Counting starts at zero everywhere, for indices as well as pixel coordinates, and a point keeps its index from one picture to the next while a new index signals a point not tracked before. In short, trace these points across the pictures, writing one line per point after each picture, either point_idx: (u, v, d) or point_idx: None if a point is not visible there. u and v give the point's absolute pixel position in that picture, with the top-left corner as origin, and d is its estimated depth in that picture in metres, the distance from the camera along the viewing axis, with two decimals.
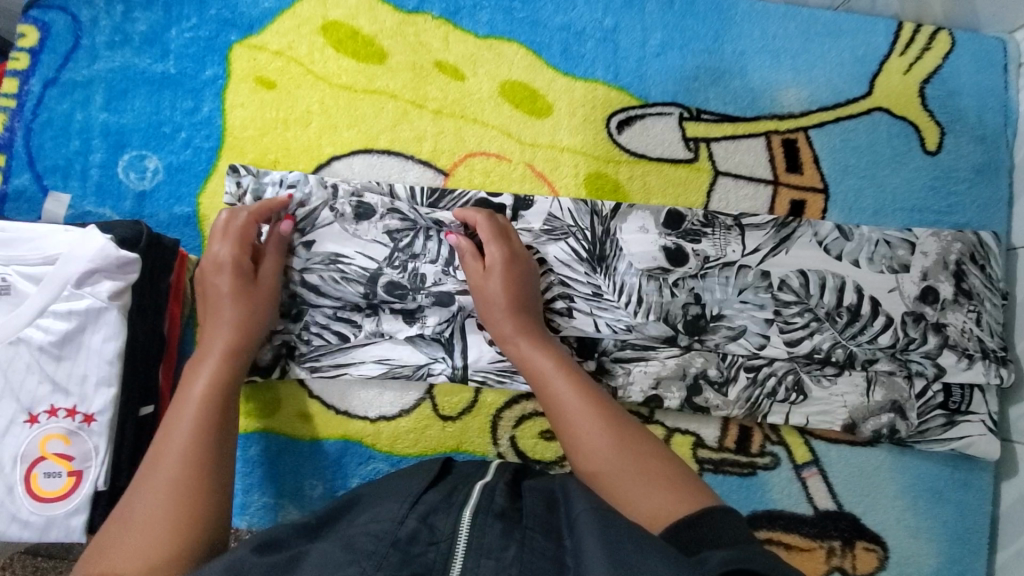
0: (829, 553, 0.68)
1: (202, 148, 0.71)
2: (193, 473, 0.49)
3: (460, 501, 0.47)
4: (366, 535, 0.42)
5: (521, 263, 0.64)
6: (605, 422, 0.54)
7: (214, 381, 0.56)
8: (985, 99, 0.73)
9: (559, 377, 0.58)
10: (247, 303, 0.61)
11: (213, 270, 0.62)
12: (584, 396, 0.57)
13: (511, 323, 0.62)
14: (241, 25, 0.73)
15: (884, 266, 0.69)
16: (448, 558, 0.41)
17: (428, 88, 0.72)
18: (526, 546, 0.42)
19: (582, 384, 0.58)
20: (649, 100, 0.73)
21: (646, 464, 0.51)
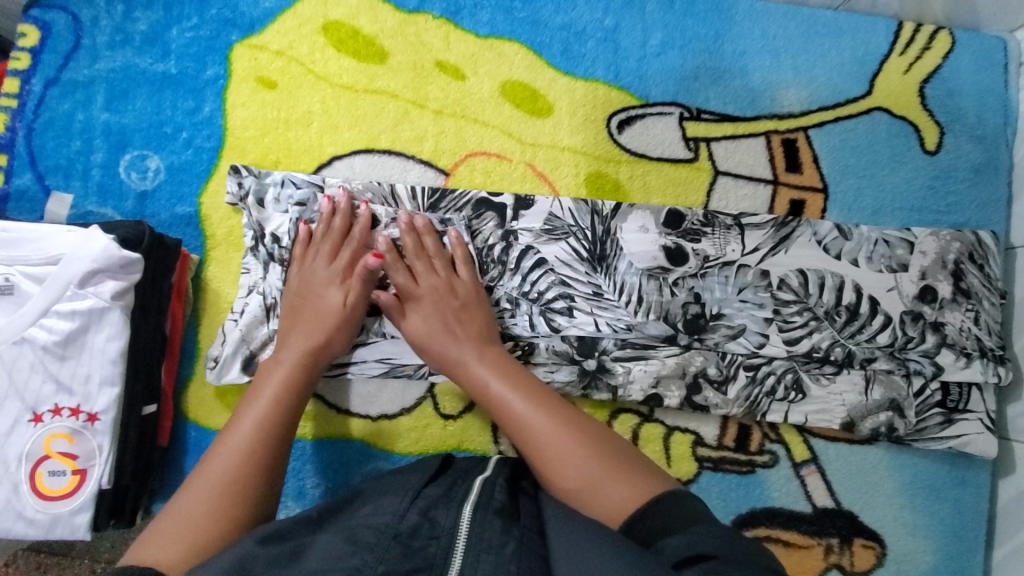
0: (827, 550, 0.68)
1: (203, 148, 0.71)
2: (236, 464, 0.52)
3: (460, 496, 0.47)
4: (367, 530, 0.43)
5: (460, 284, 0.66)
6: (555, 423, 0.55)
7: (282, 385, 0.58)
8: (984, 98, 0.74)
9: (513, 386, 0.59)
10: (337, 323, 0.63)
11: (324, 283, 0.64)
12: (533, 402, 0.57)
13: (455, 338, 0.63)
14: (242, 24, 0.73)
15: (882, 265, 0.70)
16: (448, 554, 0.42)
17: (429, 88, 0.72)
18: (525, 544, 0.43)
19: (538, 390, 0.59)
20: (650, 99, 0.73)
21: (604, 457, 0.52)
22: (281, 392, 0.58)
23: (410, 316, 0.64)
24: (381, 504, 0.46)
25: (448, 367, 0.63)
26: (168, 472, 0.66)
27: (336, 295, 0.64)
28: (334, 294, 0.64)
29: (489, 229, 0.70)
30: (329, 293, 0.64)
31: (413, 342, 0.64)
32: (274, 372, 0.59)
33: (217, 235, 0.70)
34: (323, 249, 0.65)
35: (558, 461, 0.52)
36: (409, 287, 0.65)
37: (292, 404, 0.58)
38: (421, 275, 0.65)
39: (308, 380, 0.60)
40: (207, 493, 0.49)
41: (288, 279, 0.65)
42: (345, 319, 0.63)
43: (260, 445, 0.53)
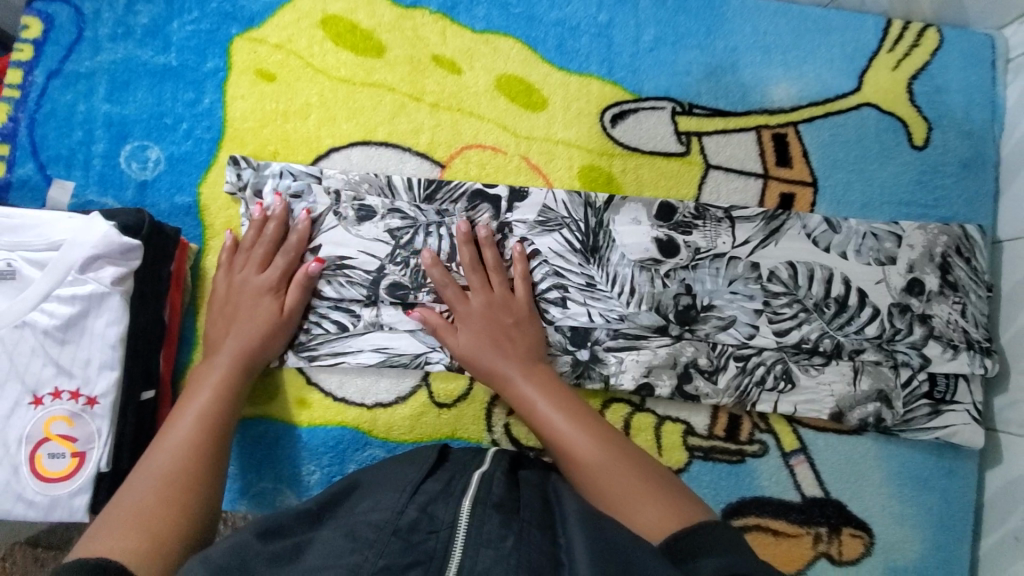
0: (815, 539, 0.69)
1: (203, 139, 0.72)
2: (184, 460, 0.54)
3: (457, 493, 0.49)
4: (367, 525, 0.44)
5: (515, 303, 0.68)
6: (596, 441, 0.57)
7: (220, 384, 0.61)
8: (972, 94, 0.75)
9: (563, 405, 0.61)
10: (269, 326, 0.65)
11: (250, 291, 0.66)
12: (576, 420, 0.60)
13: (507, 356, 0.65)
14: (242, 18, 0.74)
15: (871, 258, 0.71)
16: (446, 544, 0.43)
17: (426, 81, 0.74)
18: (522, 533, 0.44)
19: (585, 412, 0.61)
20: (643, 94, 0.75)
21: (649, 481, 0.54)
22: (218, 392, 0.60)
23: (458, 331, 0.66)
24: (379, 501, 0.48)
25: (496, 381, 0.65)
26: None
27: (273, 301, 0.66)
28: (269, 300, 0.66)
29: (484, 221, 0.70)
30: (264, 300, 0.65)
31: (459, 356, 0.66)
32: (207, 373, 0.62)
33: (215, 225, 0.71)
34: (251, 258, 0.67)
35: (604, 481, 0.54)
36: (466, 302, 0.67)
37: (231, 402, 0.61)
38: (476, 291, 0.67)
39: (244, 382, 0.63)
40: (155, 487, 0.51)
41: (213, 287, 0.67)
42: (275, 324, 0.65)
43: (202, 442, 0.56)
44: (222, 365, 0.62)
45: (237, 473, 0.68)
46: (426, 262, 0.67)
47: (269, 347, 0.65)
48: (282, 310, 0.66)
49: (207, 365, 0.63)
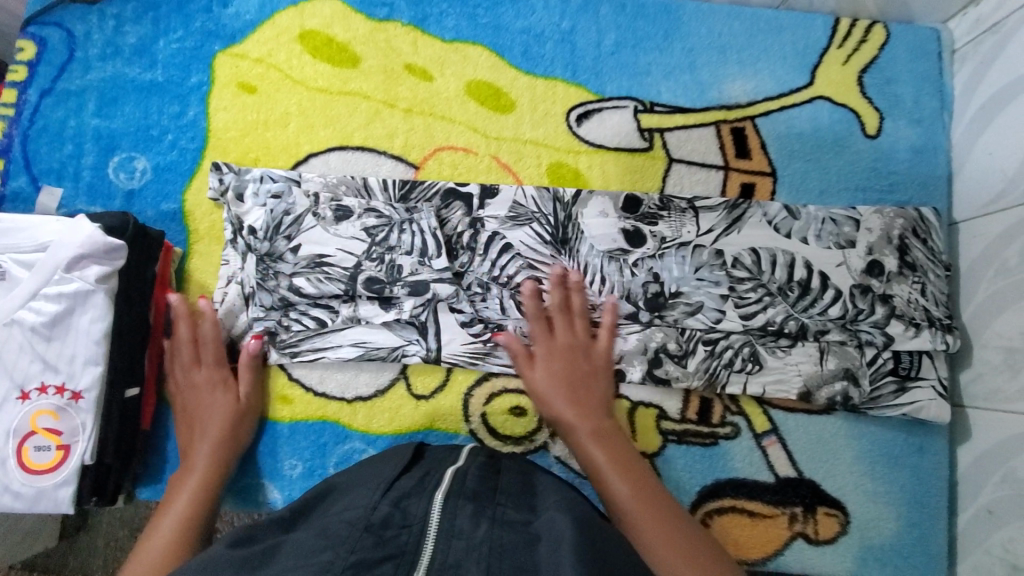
0: (791, 519, 0.70)
1: (187, 149, 0.76)
2: (169, 553, 0.57)
3: (429, 488, 0.51)
4: (341, 525, 0.47)
5: (594, 351, 0.70)
6: (660, 521, 0.56)
7: (204, 474, 0.64)
8: (921, 85, 0.78)
9: (614, 451, 0.62)
10: (235, 412, 0.67)
11: (204, 385, 0.67)
12: (640, 494, 0.58)
13: (593, 398, 0.66)
14: (225, 35, 0.78)
15: (831, 242, 0.74)
16: (419, 541, 0.45)
17: (399, 88, 0.77)
18: (493, 532, 0.47)
19: (632, 462, 0.62)
20: (605, 94, 0.78)
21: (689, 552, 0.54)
22: (201, 483, 0.63)
23: (544, 367, 0.68)
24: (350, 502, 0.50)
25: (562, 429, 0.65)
26: (152, 457, 0.69)
27: (224, 396, 0.67)
28: (222, 394, 0.67)
29: (457, 217, 0.73)
30: (213, 398, 0.67)
31: (535, 392, 0.67)
32: (189, 466, 0.64)
33: (199, 230, 0.74)
34: (202, 346, 0.68)
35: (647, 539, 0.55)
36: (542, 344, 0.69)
37: (213, 493, 0.64)
38: (561, 331, 0.70)
39: (225, 468, 0.66)
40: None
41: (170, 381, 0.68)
42: (236, 410, 0.67)
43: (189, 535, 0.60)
44: (204, 454, 0.65)
45: None
46: (526, 291, 0.70)
47: (237, 436, 0.67)
48: (236, 400, 0.68)
49: (188, 457, 0.65)
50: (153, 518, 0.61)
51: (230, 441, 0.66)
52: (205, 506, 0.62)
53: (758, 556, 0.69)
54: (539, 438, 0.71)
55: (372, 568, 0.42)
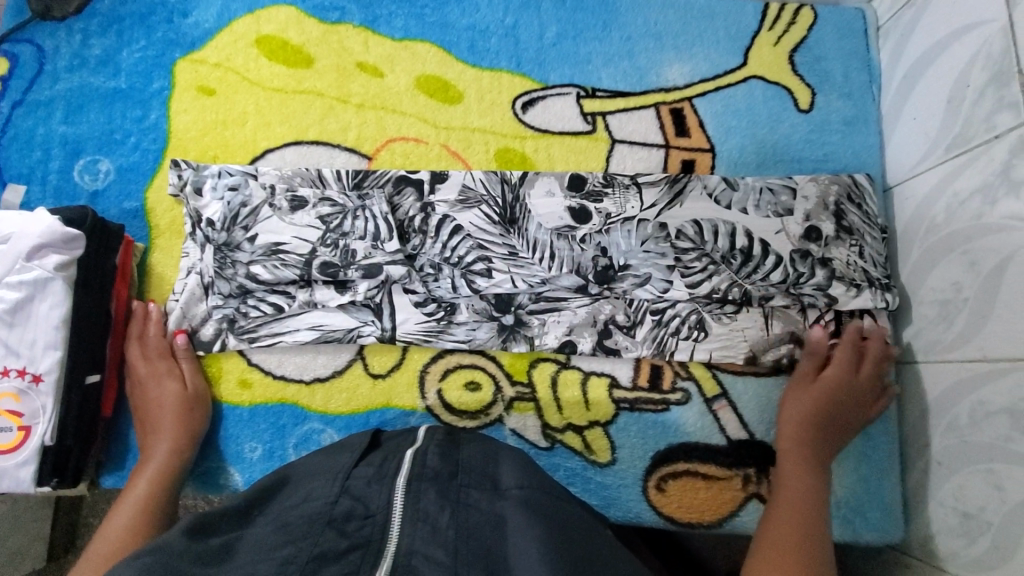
0: (744, 481, 0.72)
1: (149, 150, 0.80)
2: (123, 538, 0.61)
3: (393, 472, 0.52)
4: (299, 518, 0.47)
5: (855, 387, 0.71)
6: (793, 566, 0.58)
7: (163, 465, 0.68)
8: (849, 61, 0.82)
9: (799, 505, 0.64)
10: (185, 404, 0.70)
11: (152, 378, 0.71)
12: (800, 538, 0.61)
13: (819, 443, 0.69)
14: (185, 43, 0.83)
15: (770, 211, 0.76)
16: (383, 529, 0.46)
17: (351, 85, 0.81)
18: (462, 517, 0.48)
19: (802, 518, 0.63)
20: (549, 83, 0.82)
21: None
22: (159, 473, 0.68)
23: (797, 397, 0.71)
24: (310, 493, 0.50)
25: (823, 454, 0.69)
26: (113, 444, 0.74)
27: (167, 386, 0.70)
28: (165, 385, 0.70)
29: (409, 203, 0.76)
30: (157, 390, 0.71)
31: (795, 404, 0.71)
32: (149, 459, 0.69)
33: (160, 225, 0.77)
34: (151, 343, 0.73)
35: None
36: (834, 376, 0.71)
37: (171, 482, 0.68)
38: (839, 368, 0.72)
39: (183, 458, 0.69)
40: (93, 562, 0.58)
41: (127, 379, 0.73)
42: (184, 400, 0.70)
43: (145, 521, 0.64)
44: (163, 447, 0.69)
45: None
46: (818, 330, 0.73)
47: (191, 424, 0.70)
48: (183, 388, 0.71)
49: (149, 450, 0.69)
50: (115, 507, 0.65)
51: (184, 432, 0.70)
52: (164, 490, 0.67)
53: (713, 517, 0.71)
54: (495, 411, 0.73)
55: (336, 559, 0.44)
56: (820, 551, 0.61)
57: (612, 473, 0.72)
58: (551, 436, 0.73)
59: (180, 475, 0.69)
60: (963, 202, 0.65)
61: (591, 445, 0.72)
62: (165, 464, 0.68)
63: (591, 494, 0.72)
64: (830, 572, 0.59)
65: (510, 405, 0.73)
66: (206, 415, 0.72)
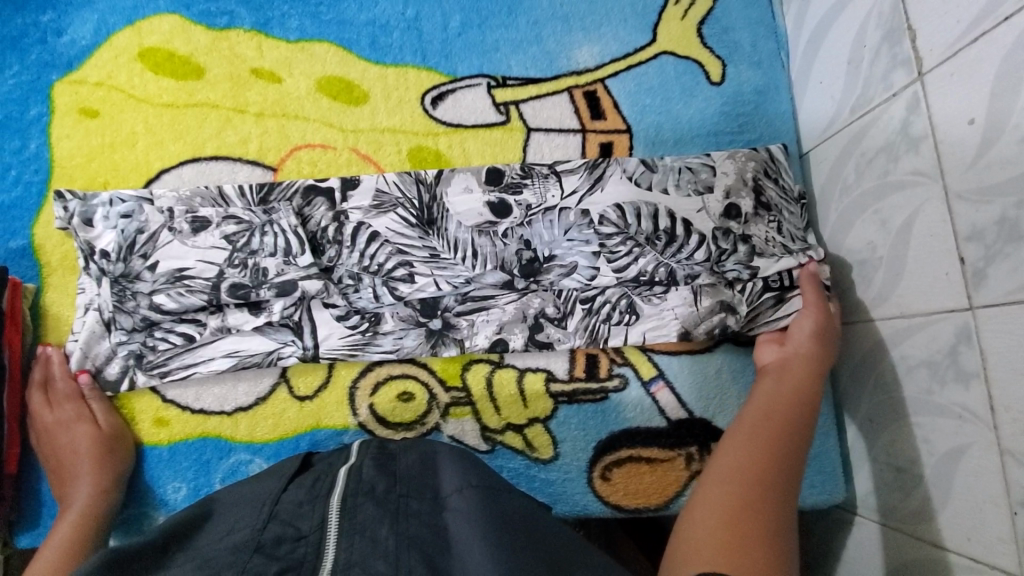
0: (688, 460, 0.71)
1: (32, 182, 0.74)
2: None
3: (325, 492, 0.47)
4: (224, 552, 0.41)
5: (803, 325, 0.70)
6: (755, 465, 0.55)
7: (85, 511, 0.64)
8: (756, 29, 0.82)
9: (785, 423, 0.60)
10: (102, 445, 0.66)
11: (60, 425, 0.67)
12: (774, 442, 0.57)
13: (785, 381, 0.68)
14: (61, 64, 0.76)
15: (690, 190, 0.75)
16: (318, 549, 0.41)
17: (247, 94, 0.77)
18: (400, 526, 0.43)
19: (783, 432, 0.59)
20: (458, 75, 0.79)
21: (741, 511, 0.50)
22: (80, 520, 0.63)
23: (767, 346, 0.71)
24: (237, 523, 0.45)
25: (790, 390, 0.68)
26: (24, 502, 0.68)
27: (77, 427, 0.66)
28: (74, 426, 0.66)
29: (321, 213, 0.72)
30: (66, 432, 0.67)
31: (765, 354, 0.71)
32: (69, 507, 0.64)
33: (51, 262, 0.72)
34: (56, 388, 0.68)
35: (706, 496, 0.53)
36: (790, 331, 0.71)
37: (96, 527, 0.63)
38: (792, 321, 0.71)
39: (107, 501, 0.65)
40: None
41: (31, 432, 0.68)
42: (99, 441, 0.66)
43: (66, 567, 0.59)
44: (84, 491, 0.65)
45: None
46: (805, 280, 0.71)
47: (113, 463, 0.67)
48: (96, 428, 0.67)
49: (69, 498, 0.65)
50: (33, 559, 0.60)
51: (104, 474, 0.66)
52: (88, 533, 0.63)
53: (659, 500, 0.71)
54: (431, 420, 0.71)
55: None
56: (791, 457, 0.56)
57: (556, 469, 0.71)
58: (491, 438, 0.71)
59: (105, 519, 0.65)
60: (871, 161, 0.66)
61: (533, 442, 0.71)
62: (86, 510, 0.64)
63: (538, 492, 0.70)
64: (792, 488, 0.54)
65: (446, 412, 0.71)
66: (129, 455, 0.68)
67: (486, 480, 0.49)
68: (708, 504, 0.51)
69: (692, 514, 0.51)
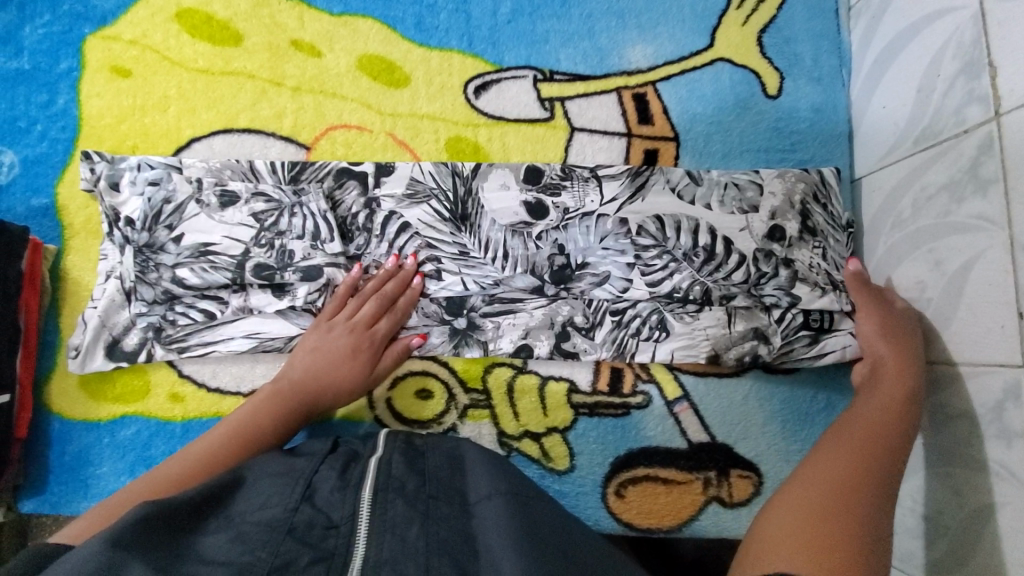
0: (705, 484, 0.70)
1: (58, 139, 0.72)
2: None
3: (356, 481, 0.45)
4: (256, 527, 0.40)
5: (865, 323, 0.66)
6: (844, 471, 0.49)
7: None
8: (820, 43, 0.78)
9: (875, 436, 0.54)
10: None
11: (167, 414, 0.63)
12: (862, 453, 0.52)
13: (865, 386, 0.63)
14: (94, 17, 0.73)
15: (734, 207, 0.72)
16: (348, 543, 0.40)
17: (285, 66, 0.74)
18: (431, 529, 0.42)
19: (871, 443, 0.53)
20: (504, 65, 0.76)
21: (824, 511, 0.45)
22: None
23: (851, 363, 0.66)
24: (269, 499, 0.42)
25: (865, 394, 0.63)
26: (32, 466, 0.68)
27: (335, 398, 0.64)
28: (328, 400, 0.64)
29: (352, 198, 0.70)
30: (338, 405, 0.65)
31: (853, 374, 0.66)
32: None
33: (74, 224, 0.70)
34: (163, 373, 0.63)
35: (787, 497, 0.47)
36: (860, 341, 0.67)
37: None
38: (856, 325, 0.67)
39: None
40: None
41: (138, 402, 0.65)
42: None
43: None
44: None
45: (110, 475, 0.67)
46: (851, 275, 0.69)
47: None
48: None
49: None
50: None
51: None
52: None
53: (673, 522, 0.70)
54: (448, 420, 0.70)
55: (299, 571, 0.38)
56: (885, 468, 0.50)
57: (571, 481, 0.70)
58: (507, 444, 0.70)
59: None
60: (931, 197, 0.63)
61: (550, 452, 0.70)
62: None
63: None
64: (888, 496, 0.47)
65: (464, 413, 0.70)
66: None
67: (516, 487, 0.46)
68: (783, 510, 0.46)
69: (769, 514, 0.46)
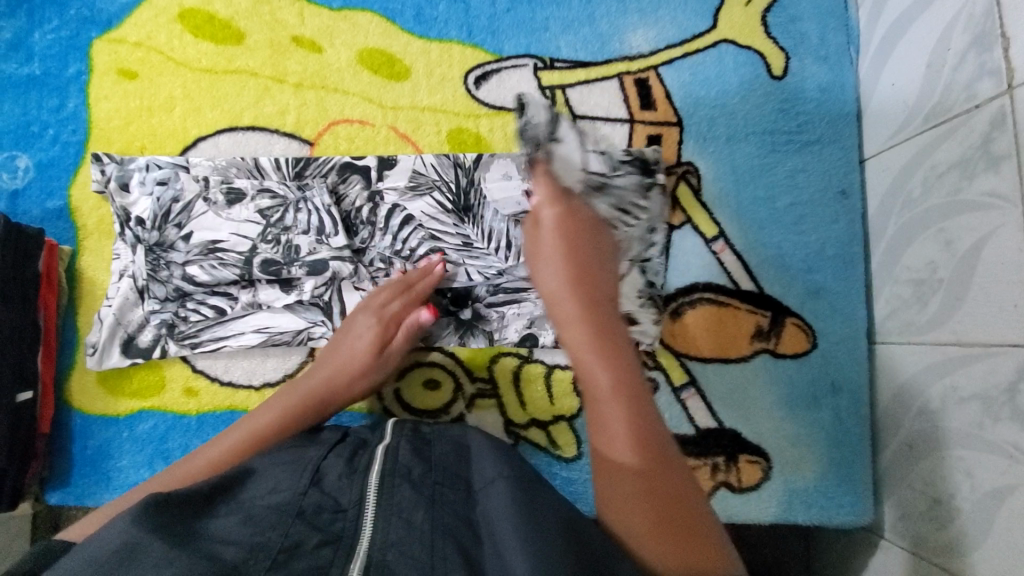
0: (712, 470, 0.70)
1: (69, 143, 0.73)
2: None
3: (364, 466, 0.46)
4: (268, 508, 0.41)
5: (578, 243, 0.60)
6: (625, 436, 0.46)
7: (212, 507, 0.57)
8: (826, 21, 0.76)
9: (610, 378, 0.49)
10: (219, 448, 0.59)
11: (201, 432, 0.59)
12: (618, 400, 0.47)
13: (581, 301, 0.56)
14: (100, 21, 0.75)
15: None
16: (357, 525, 0.41)
17: (287, 63, 0.74)
18: (438, 513, 0.42)
19: (616, 384, 0.48)
20: (503, 54, 0.76)
21: (646, 496, 0.43)
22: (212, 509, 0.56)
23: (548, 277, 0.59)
24: (280, 483, 0.44)
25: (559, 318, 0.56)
26: (56, 459, 0.70)
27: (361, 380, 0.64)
28: (353, 383, 0.63)
29: (355, 192, 0.71)
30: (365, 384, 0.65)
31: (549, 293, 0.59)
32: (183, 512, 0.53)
33: (88, 225, 0.72)
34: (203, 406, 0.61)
35: (616, 473, 0.45)
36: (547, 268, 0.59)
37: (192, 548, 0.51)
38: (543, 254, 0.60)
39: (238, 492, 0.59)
40: None
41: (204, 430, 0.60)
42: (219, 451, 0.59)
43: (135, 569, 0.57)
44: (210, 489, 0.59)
45: (129, 468, 0.69)
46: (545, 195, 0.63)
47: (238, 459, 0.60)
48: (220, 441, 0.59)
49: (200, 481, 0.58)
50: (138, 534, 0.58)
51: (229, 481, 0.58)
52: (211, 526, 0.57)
53: None
54: (455, 409, 0.71)
55: (307, 552, 0.39)
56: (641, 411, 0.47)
57: (578, 468, 0.70)
58: (514, 432, 0.70)
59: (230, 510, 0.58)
60: (941, 176, 0.62)
61: (556, 440, 0.70)
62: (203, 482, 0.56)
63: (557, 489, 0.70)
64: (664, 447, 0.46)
65: (471, 403, 0.71)
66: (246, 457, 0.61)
67: (521, 471, 0.46)
68: (619, 487, 0.44)
69: (612, 498, 0.44)
